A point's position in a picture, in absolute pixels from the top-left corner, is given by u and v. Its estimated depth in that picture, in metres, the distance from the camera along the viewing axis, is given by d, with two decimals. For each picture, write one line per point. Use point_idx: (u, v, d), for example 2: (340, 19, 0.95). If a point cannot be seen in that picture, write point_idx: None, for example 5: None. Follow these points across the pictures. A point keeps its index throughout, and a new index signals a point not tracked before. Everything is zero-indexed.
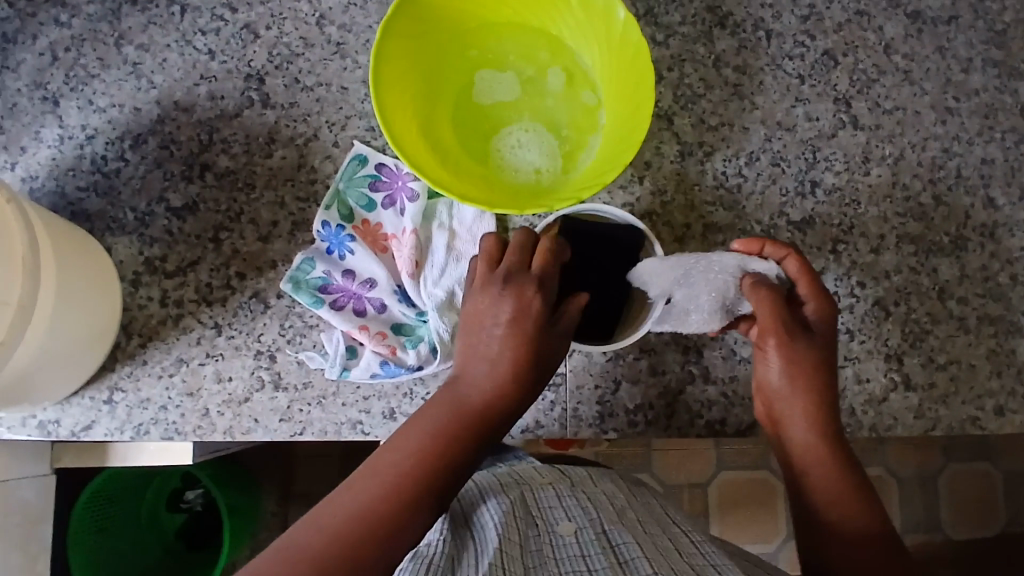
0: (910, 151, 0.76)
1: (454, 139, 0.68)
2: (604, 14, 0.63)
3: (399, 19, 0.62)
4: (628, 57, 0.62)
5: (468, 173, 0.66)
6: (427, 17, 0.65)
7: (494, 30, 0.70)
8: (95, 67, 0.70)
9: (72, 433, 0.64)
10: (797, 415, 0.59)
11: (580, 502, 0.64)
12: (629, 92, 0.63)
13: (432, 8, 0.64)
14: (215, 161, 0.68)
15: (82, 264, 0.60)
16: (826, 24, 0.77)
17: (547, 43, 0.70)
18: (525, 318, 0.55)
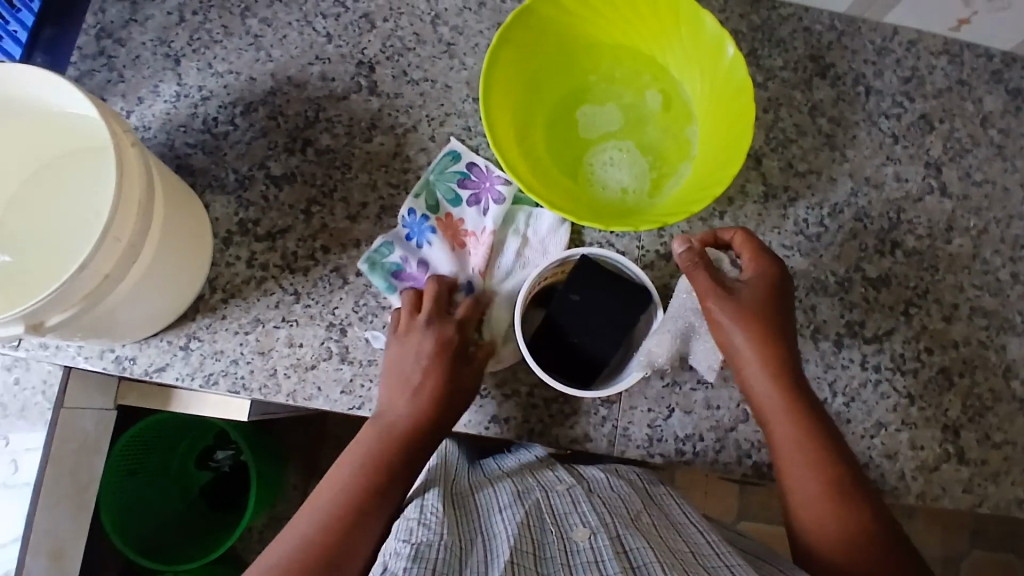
0: (994, 225, 0.75)
1: (547, 149, 0.70)
2: (715, 48, 0.64)
3: (516, 28, 0.64)
4: (731, 94, 0.63)
5: (556, 183, 0.68)
6: (541, 30, 0.67)
7: (602, 49, 0.71)
8: (219, 33, 0.74)
9: (144, 372, 0.67)
10: (756, 379, 0.62)
11: (596, 509, 0.60)
12: (728, 127, 0.64)
13: (547, 21, 0.66)
14: (318, 138, 0.71)
15: (182, 212, 0.62)
16: (926, 88, 0.78)
17: (651, 70, 0.72)
18: (442, 350, 0.63)
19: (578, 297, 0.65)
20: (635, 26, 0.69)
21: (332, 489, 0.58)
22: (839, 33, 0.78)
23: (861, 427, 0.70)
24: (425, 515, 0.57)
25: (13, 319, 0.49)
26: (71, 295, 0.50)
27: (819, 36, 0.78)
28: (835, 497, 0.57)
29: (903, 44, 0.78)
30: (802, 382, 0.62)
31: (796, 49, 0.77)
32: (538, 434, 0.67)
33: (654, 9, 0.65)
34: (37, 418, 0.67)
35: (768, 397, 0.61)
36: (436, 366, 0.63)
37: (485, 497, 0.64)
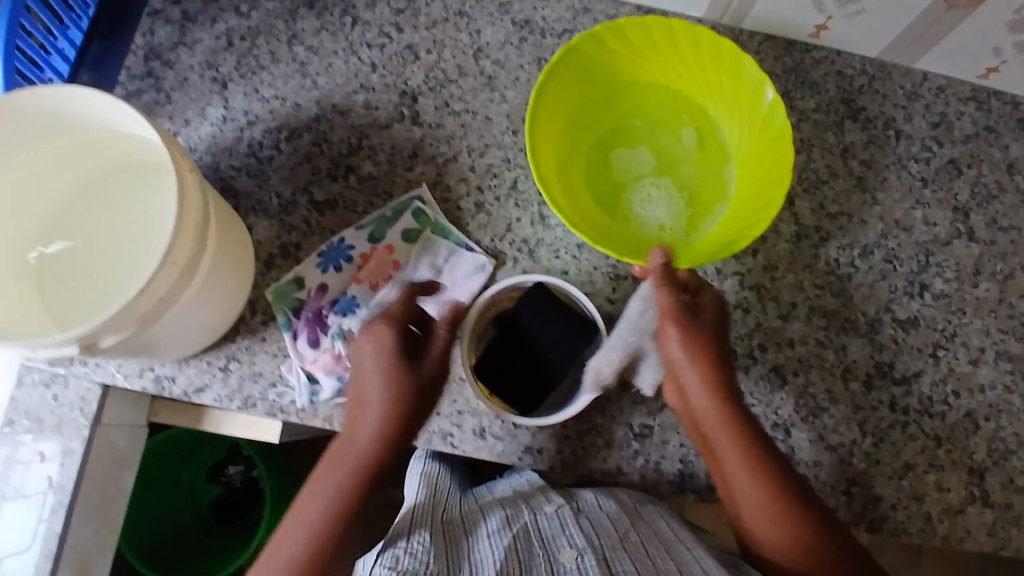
0: (1020, 271, 0.77)
1: (587, 186, 0.71)
2: (757, 90, 0.65)
3: (559, 70, 0.67)
4: (772, 138, 0.65)
5: (595, 218, 0.69)
6: (582, 70, 0.69)
7: (642, 88, 0.73)
8: (266, 59, 0.75)
9: (183, 392, 0.67)
10: (699, 397, 0.60)
11: (584, 529, 0.60)
12: (768, 166, 0.65)
13: (590, 58, 0.68)
14: (360, 165, 0.72)
15: (230, 235, 0.63)
16: (954, 133, 0.79)
17: (690, 107, 0.73)
18: (389, 351, 0.60)
19: (525, 320, 0.67)
20: (675, 66, 0.70)
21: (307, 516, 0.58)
22: (870, 77, 0.80)
23: (889, 467, 0.71)
24: (408, 539, 0.57)
25: (72, 339, 0.49)
26: (127, 317, 0.51)
27: (850, 80, 0.79)
28: (778, 500, 0.57)
29: (932, 90, 0.80)
30: (738, 392, 0.61)
31: (829, 92, 0.79)
32: (571, 466, 0.67)
33: (696, 50, 0.67)
34: (73, 435, 0.67)
35: (711, 411, 0.60)
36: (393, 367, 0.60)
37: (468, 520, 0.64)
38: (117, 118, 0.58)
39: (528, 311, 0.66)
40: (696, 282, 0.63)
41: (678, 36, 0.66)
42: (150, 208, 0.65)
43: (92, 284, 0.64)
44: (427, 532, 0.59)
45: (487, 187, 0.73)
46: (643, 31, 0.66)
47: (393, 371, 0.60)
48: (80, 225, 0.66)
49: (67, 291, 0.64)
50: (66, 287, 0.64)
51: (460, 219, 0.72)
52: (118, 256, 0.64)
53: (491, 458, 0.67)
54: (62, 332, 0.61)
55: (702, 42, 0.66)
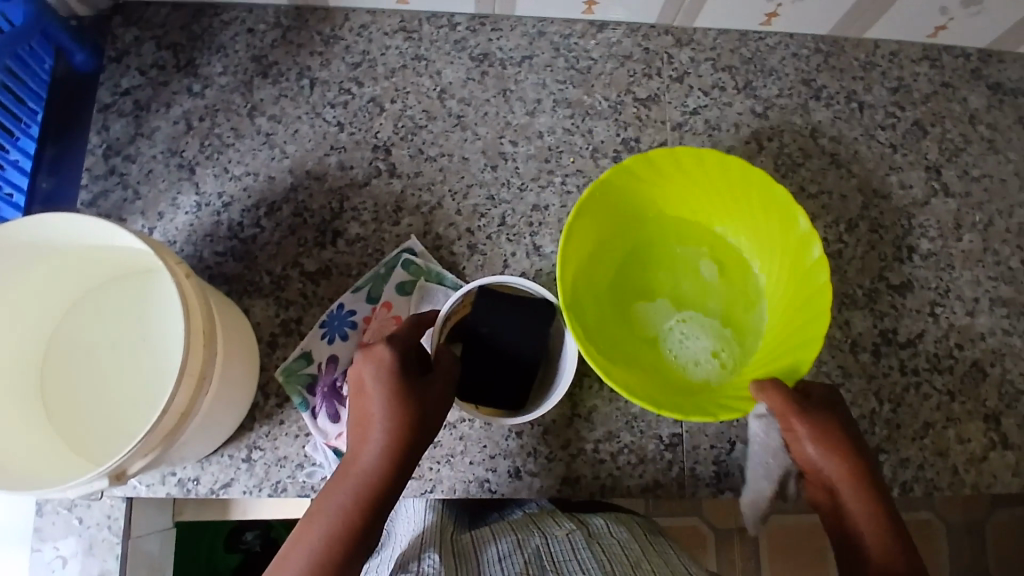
0: (998, 218, 0.80)
1: (632, 343, 0.67)
2: (756, 185, 0.63)
3: (567, 243, 0.63)
4: (795, 242, 0.63)
5: (640, 367, 0.65)
6: (585, 229, 0.65)
7: (648, 219, 0.70)
8: (230, 136, 0.74)
9: (210, 490, 0.66)
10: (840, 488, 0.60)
11: (596, 555, 0.56)
12: (798, 253, 0.63)
13: (597, 201, 0.65)
14: (346, 228, 0.71)
15: (232, 326, 0.62)
16: (913, 96, 0.82)
17: (691, 218, 0.70)
18: (390, 372, 0.55)
19: (487, 329, 0.63)
20: (674, 189, 0.68)
21: (308, 543, 0.52)
22: (824, 54, 0.82)
23: (911, 430, 0.72)
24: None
25: (102, 473, 0.49)
26: (153, 439, 0.51)
27: (806, 60, 0.81)
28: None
29: (885, 57, 0.83)
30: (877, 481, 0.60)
31: (788, 75, 0.80)
32: (609, 489, 0.68)
33: (698, 169, 0.65)
34: (106, 555, 0.65)
35: (862, 508, 0.59)
36: (394, 386, 0.55)
37: (474, 547, 0.61)
38: (105, 240, 0.58)
39: (488, 317, 0.63)
40: (803, 384, 0.63)
41: (658, 163, 0.64)
42: (153, 317, 0.65)
43: (116, 408, 0.63)
44: (437, 551, 0.58)
45: (477, 227, 0.73)
46: (625, 173, 0.64)
47: (396, 394, 0.55)
48: (83, 351, 0.65)
49: (93, 421, 0.63)
50: (89, 418, 0.63)
51: (456, 265, 0.72)
52: (135, 373, 0.64)
53: (531, 496, 0.67)
54: (101, 465, 0.61)
55: (682, 158, 0.64)
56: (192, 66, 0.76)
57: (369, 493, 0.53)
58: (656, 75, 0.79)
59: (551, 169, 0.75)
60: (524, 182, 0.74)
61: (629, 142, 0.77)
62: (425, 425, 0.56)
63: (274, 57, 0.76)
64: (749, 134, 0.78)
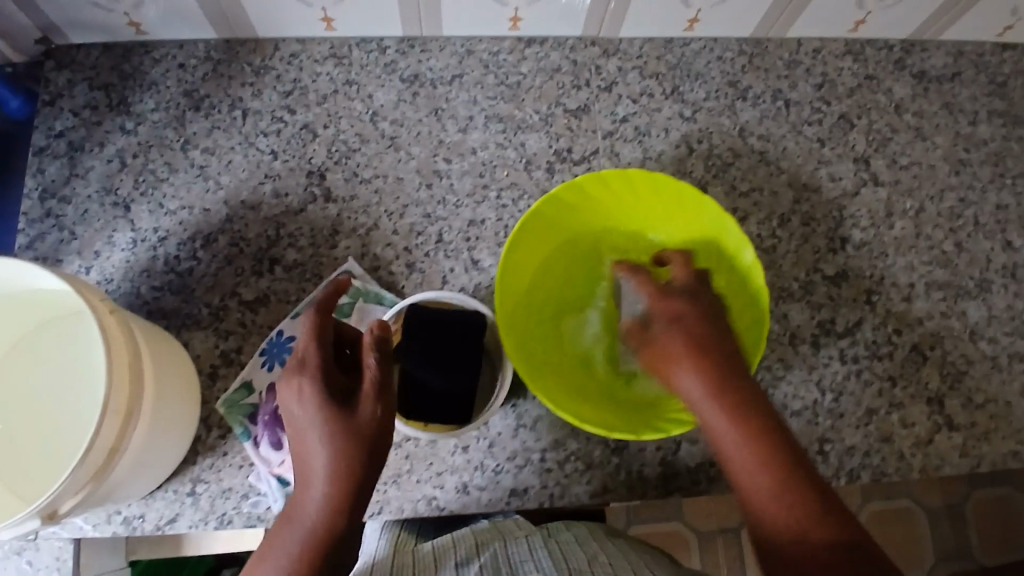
0: (929, 203, 0.82)
1: (582, 366, 0.67)
2: (688, 199, 0.64)
3: (504, 277, 0.63)
4: (729, 249, 0.64)
5: (590, 386, 0.66)
6: (522, 258, 0.65)
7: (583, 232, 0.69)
8: (163, 171, 0.74)
9: (156, 527, 0.66)
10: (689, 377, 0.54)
11: (551, 554, 0.56)
12: (734, 260, 0.64)
13: (531, 228, 0.64)
14: (283, 255, 0.72)
15: (170, 359, 0.62)
16: (839, 90, 0.84)
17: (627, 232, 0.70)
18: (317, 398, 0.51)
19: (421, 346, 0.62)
20: (606, 204, 0.67)
21: None
22: (749, 55, 0.84)
23: (854, 417, 0.74)
24: None
25: (28, 518, 0.49)
26: (78, 479, 0.50)
27: (731, 63, 0.83)
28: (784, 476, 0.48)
29: (809, 54, 0.85)
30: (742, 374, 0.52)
31: (714, 78, 0.82)
32: (558, 497, 0.68)
33: (628, 186, 0.65)
34: None
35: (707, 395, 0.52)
36: (322, 413, 0.50)
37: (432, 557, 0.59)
38: (29, 281, 0.57)
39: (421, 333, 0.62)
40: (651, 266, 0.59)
41: (588, 188, 0.65)
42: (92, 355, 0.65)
43: (54, 449, 0.63)
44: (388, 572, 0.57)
45: (414, 245, 0.73)
46: (557, 201, 0.64)
47: (328, 424, 0.50)
48: (24, 390, 0.65)
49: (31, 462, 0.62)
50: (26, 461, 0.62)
51: (395, 284, 0.72)
52: (74, 413, 0.64)
53: (480, 510, 0.67)
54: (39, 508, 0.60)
55: (611, 182, 0.64)
56: (124, 105, 0.75)
57: (312, 543, 0.47)
58: (585, 86, 0.80)
59: (486, 184, 0.76)
60: (459, 199, 0.75)
61: (562, 152, 0.78)
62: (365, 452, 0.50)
63: (205, 91, 0.76)
64: (679, 138, 0.79)
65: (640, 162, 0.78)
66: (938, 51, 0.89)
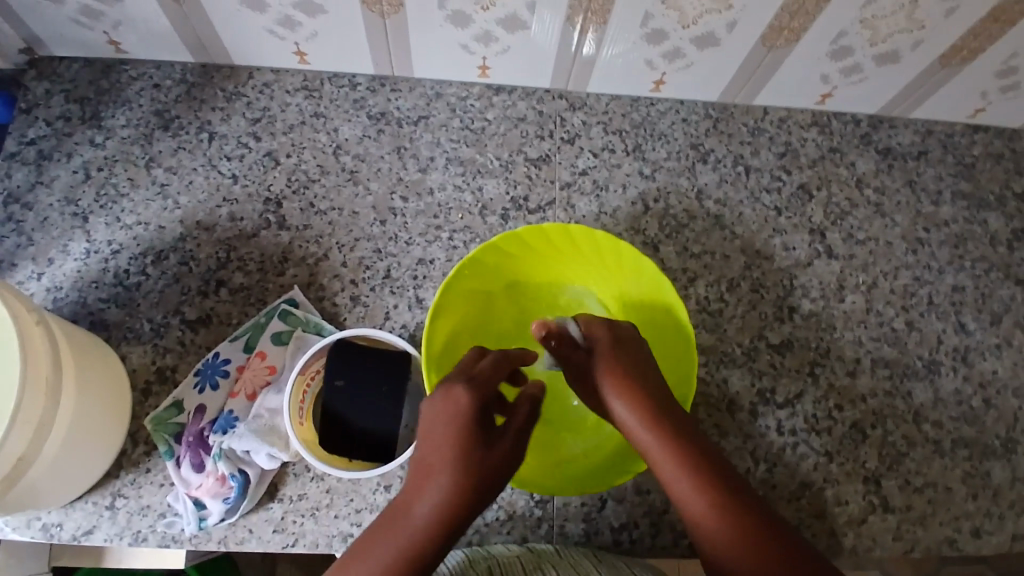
0: (882, 279, 0.82)
1: None
2: (627, 259, 0.65)
3: (436, 322, 0.64)
4: (665, 311, 0.65)
5: None
6: (457, 302, 0.66)
7: (525, 278, 0.70)
8: (126, 187, 0.75)
9: (72, 537, 0.65)
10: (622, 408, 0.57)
11: None
12: (668, 322, 0.65)
13: (469, 274, 0.65)
14: (230, 278, 0.73)
15: (96, 368, 0.62)
16: (801, 160, 0.85)
17: (563, 277, 0.71)
18: (462, 418, 0.54)
19: (343, 382, 0.64)
20: (548, 254, 0.68)
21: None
22: (713, 120, 0.85)
23: (787, 489, 0.73)
24: None
25: None
26: None
27: (695, 126, 0.84)
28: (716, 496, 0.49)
29: (774, 122, 0.86)
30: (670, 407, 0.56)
31: (677, 140, 0.83)
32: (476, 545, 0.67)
33: (569, 240, 0.66)
34: None
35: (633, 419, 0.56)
36: (463, 429, 0.53)
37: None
38: None
39: (346, 369, 0.64)
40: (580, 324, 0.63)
41: (527, 238, 0.65)
42: None
43: None
44: None
45: (362, 279, 0.74)
46: (496, 250, 0.65)
47: (466, 440, 0.53)
48: None
49: None
50: None
51: (337, 316, 0.73)
52: None
53: None
54: None
55: (552, 234, 0.65)
56: (96, 118, 0.77)
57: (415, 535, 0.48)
58: (548, 136, 0.82)
59: (439, 225, 0.77)
60: (411, 237, 0.76)
61: (518, 200, 0.79)
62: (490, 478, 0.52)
63: (176, 112, 0.78)
64: (636, 196, 0.81)
65: (595, 216, 0.79)
66: (906, 128, 0.89)
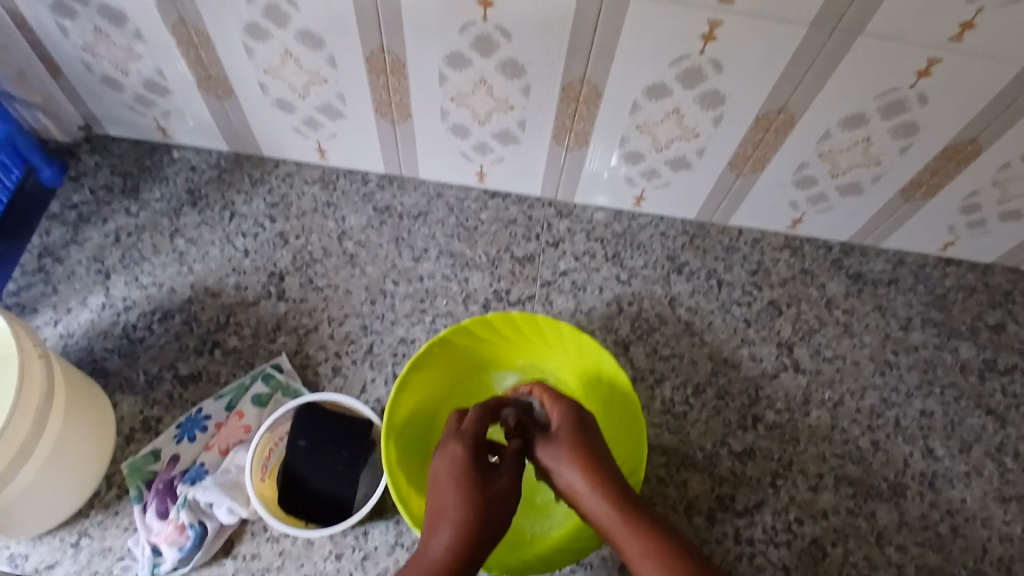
0: (849, 397, 0.84)
1: None
2: (589, 350, 0.70)
3: (401, 394, 0.68)
4: (622, 401, 0.69)
5: None
6: (423, 380, 0.71)
7: (492, 363, 0.75)
8: (149, 251, 0.84)
9: (34, 570, 0.68)
10: (570, 473, 0.59)
11: None
12: (625, 414, 0.69)
13: (437, 353, 0.70)
14: (226, 340, 0.79)
15: (88, 406, 0.67)
16: (772, 278, 0.90)
17: (528, 367, 0.76)
18: (459, 470, 0.59)
19: (306, 443, 0.67)
20: (516, 341, 0.73)
21: None
22: (690, 235, 0.92)
23: None
24: None
25: None
26: None
27: (672, 240, 0.91)
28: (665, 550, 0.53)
29: (748, 242, 0.92)
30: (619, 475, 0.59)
31: (654, 251, 0.90)
32: None
33: (535, 329, 0.71)
34: None
35: (579, 479, 0.59)
36: (461, 480, 0.58)
37: None
38: None
39: (309, 432, 0.68)
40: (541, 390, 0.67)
41: (496, 324, 0.71)
42: None
43: None
44: None
45: (345, 352, 0.79)
46: (466, 332, 0.70)
47: (464, 488, 0.58)
48: None
49: None
50: None
51: (317, 385, 0.78)
52: None
53: None
54: None
55: (520, 322, 0.71)
56: (135, 191, 0.88)
57: None
58: (534, 239, 0.89)
59: (424, 309, 0.83)
60: (397, 317, 0.82)
61: (500, 292, 0.85)
62: (491, 524, 0.56)
63: (205, 192, 0.88)
64: (611, 297, 0.86)
65: (571, 313, 0.85)
66: (878, 257, 0.94)
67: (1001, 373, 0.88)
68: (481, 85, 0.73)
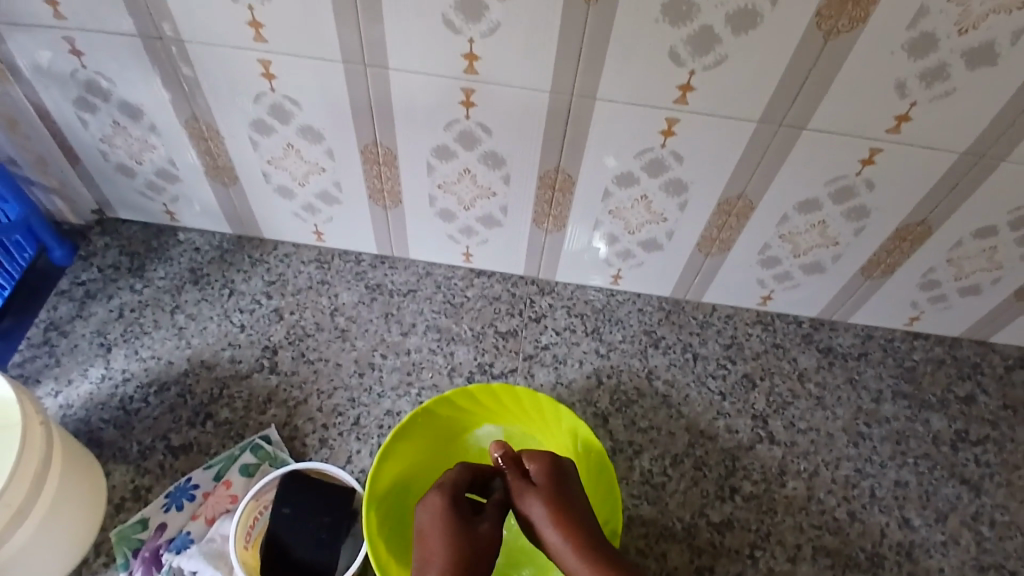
0: (824, 468, 0.86)
1: None
2: (565, 420, 0.74)
3: (384, 463, 0.70)
4: (597, 470, 0.72)
5: None
6: (405, 451, 0.73)
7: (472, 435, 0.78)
8: (150, 326, 0.88)
9: None
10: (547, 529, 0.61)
11: None
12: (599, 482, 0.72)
13: (419, 423, 0.73)
14: (218, 412, 0.82)
15: (82, 475, 0.70)
16: (745, 352, 0.94)
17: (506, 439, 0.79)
18: (439, 523, 0.61)
19: (290, 511, 0.69)
20: (495, 412, 0.77)
21: None
22: (666, 311, 0.96)
23: None
24: None
25: None
26: None
27: (649, 315, 0.96)
28: None
29: (721, 317, 0.97)
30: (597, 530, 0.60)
31: (632, 326, 0.94)
32: None
33: (514, 400, 0.75)
34: None
35: (556, 535, 0.60)
36: (440, 533, 0.60)
37: None
38: None
39: (294, 500, 0.70)
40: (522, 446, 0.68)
41: (477, 395, 0.75)
42: None
43: None
44: None
45: (332, 424, 0.82)
46: (448, 403, 0.74)
47: (442, 541, 0.60)
48: None
49: None
50: None
51: (304, 456, 0.80)
52: None
53: None
54: None
55: (500, 393, 0.75)
56: (141, 270, 0.93)
57: None
58: (517, 314, 0.94)
59: (411, 381, 0.87)
60: (384, 389, 0.86)
61: (484, 365, 0.89)
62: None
63: (207, 270, 0.93)
64: (591, 370, 0.90)
65: (552, 385, 0.88)
66: (847, 332, 0.98)
67: (973, 443, 0.90)
68: (465, 173, 0.80)
